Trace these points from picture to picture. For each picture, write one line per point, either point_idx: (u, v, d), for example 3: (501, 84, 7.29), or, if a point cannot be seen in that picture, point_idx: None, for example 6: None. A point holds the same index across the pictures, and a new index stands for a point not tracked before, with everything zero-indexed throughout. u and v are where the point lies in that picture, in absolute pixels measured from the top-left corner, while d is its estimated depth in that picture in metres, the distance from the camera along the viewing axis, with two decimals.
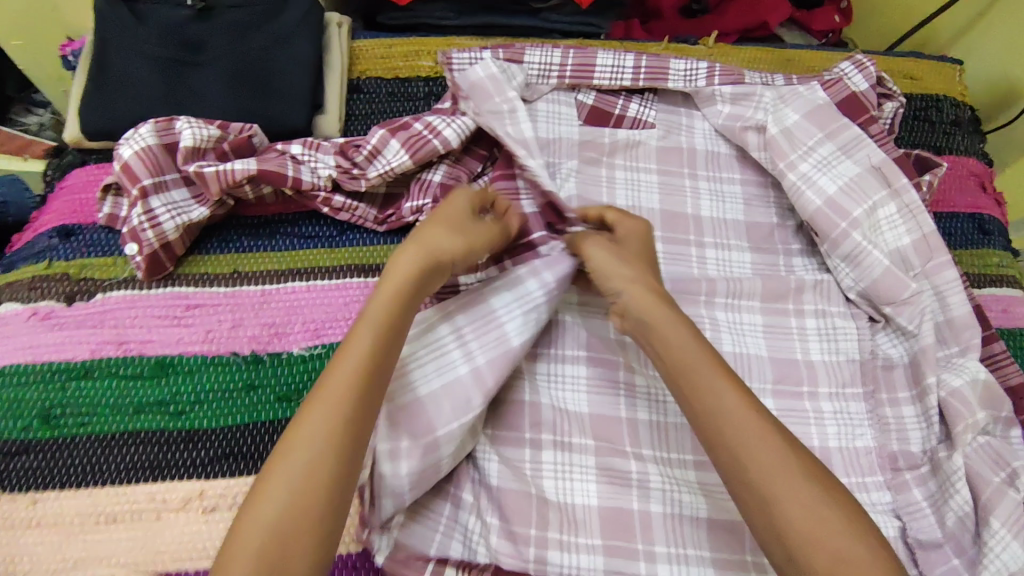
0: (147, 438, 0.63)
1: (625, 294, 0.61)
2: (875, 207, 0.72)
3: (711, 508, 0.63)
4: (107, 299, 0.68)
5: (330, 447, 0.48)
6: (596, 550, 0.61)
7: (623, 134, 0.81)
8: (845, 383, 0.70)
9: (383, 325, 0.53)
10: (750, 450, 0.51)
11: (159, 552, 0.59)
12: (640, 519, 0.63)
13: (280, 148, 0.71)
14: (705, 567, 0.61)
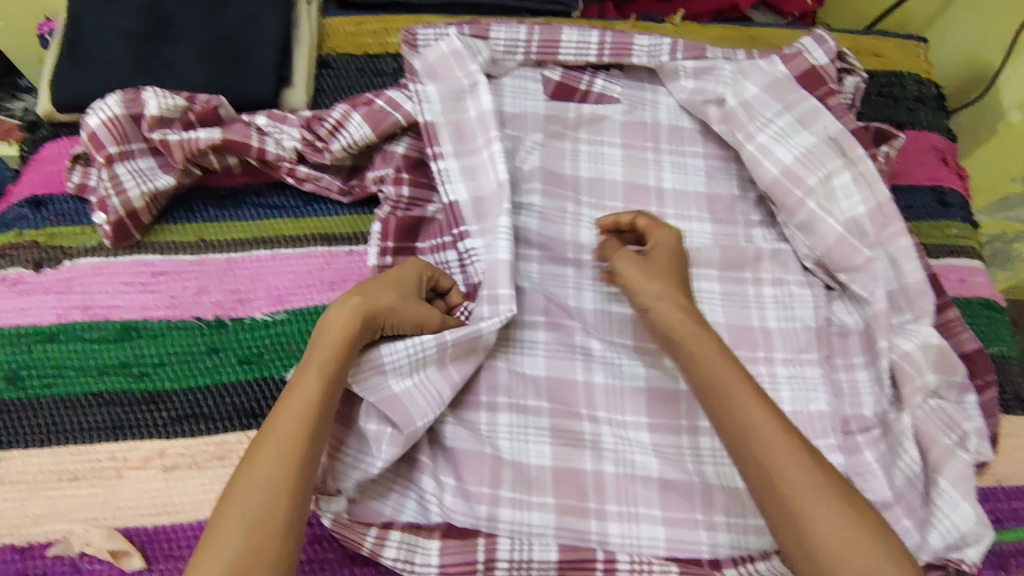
0: (111, 400, 0.64)
1: (655, 305, 0.62)
2: (831, 175, 0.74)
3: (663, 467, 0.65)
4: (74, 266, 0.69)
5: (279, 492, 0.49)
6: (548, 508, 0.62)
7: (587, 109, 0.83)
8: (801, 350, 0.72)
9: (330, 368, 0.54)
10: (781, 471, 0.52)
11: (118, 508, 0.60)
12: (593, 480, 0.64)
13: (245, 118, 0.72)
14: (656, 525, 0.63)
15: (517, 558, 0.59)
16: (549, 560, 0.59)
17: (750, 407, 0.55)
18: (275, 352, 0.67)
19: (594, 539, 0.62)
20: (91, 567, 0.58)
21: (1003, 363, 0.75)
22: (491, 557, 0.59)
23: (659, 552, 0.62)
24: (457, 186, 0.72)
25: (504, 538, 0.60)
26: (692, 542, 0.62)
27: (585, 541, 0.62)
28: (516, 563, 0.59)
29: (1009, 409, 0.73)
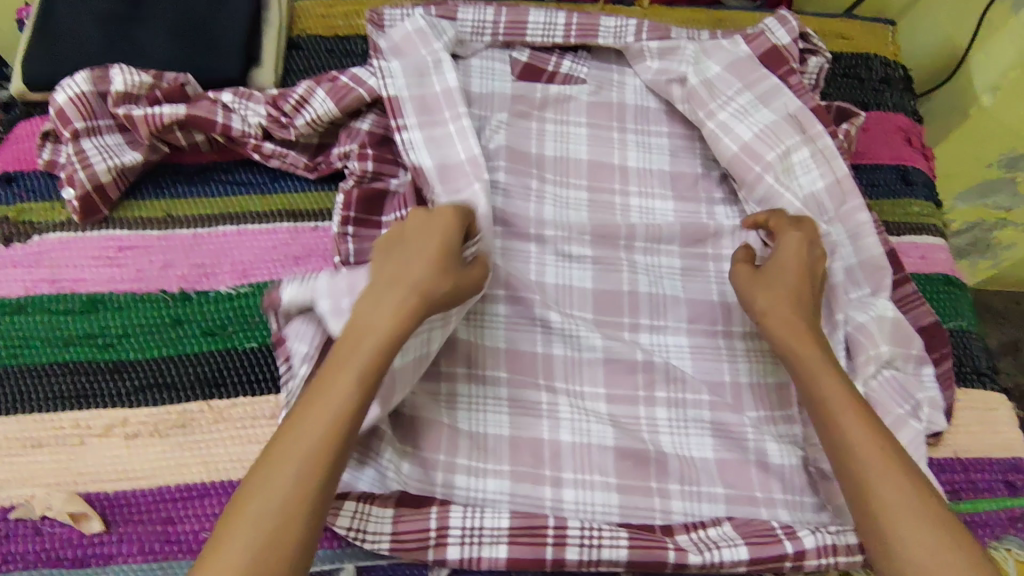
0: (76, 370, 0.65)
1: (768, 313, 0.63)
2: (789, 151, 0.75)
3: (618, 436, 0.66)
4: (42, 240, 0.71)
5: (313, 473, 0.48)
6: (503, 475, 0.63)
7: (554, 89, 0.83)
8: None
9: (381, 352, 0.53)
10: (874, 477, 0.53)
11: (80, 474, 0.61)
12: (549, 448, 0.65)
13: (211, 95, 0.74)
14: (610, 493, 0.64)
15: (467, 527, 0.60)
16: (500, 527, 0.60)
17: (846, 415, 0.56)
18: (238, 325, 0.68)
19: (549, 506, 0.63)
20: (51, 529, 0.59)
21: (962, 337, 0.76)
22: (443, 527, 0.60)
23: (612, 517, 0.63)
24: (421, 155, 0.72)
25: (457, 507, 0.61)
26: (646, 508, 0.63)
27: (539, 507, 0.63)
28: (468, 532, 0.59)
29: (969, 382, 0.74)
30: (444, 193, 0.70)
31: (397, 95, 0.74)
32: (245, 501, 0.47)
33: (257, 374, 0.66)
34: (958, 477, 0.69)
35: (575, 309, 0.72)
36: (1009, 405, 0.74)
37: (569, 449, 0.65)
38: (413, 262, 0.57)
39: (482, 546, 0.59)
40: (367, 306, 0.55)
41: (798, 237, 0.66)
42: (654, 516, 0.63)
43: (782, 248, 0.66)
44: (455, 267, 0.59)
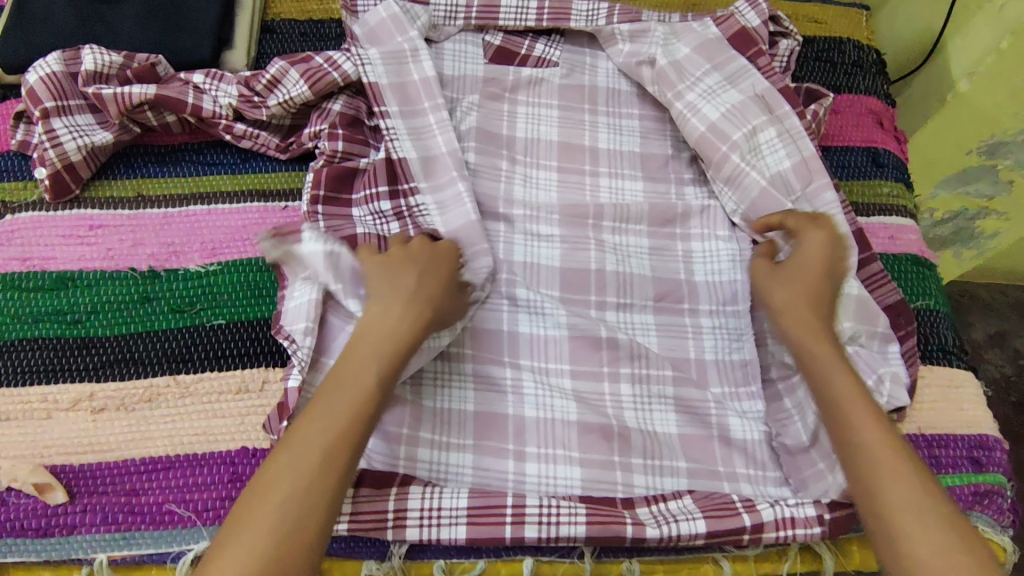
0: (45, 345, 0.66)
1: (791, 310, 0.63)
2: (756, 131, 0.76)
3: (581, 411, 0.66)
4: (14, 219, 0.71)
5: (322, 472, 0.49)
6: (466, 449, 0.64)
7: (526, 71, 0.84)
8: (728, 298, 0.73)
9: (385, 360, 0.55)
10: (882, 471, 0.52)
11: (46, 446, 0.62)
12: (513, 423, 0.65)
13: (183, 77, 0.75)
14: (573, 466, 0.64)
15: (426, 508, 0.60)
16: (458, 508, 0.60)
17: (858, 412, 0.55)
18: (207, 302, 0.69)
19: (511, 479, 0.63)
20: (18, 500, 0.59)
21: (929, 316, 0.76)
22: (401, 508, 0.60)
23: (574, 491, 0.63)
24: (403, 145, 0.73)
25: (416, 487, 0.61)
26: (607, 480, 0.64)
27: (502, 482, 0.63)
28: (426, 513, 0.60)
29: (934, 360, 0.74)
30: (429, 185, 0.72)
31: (377, 82, 0.74)
32: (256, 512, 0.47)
33: (225, 350, 0.67)
34: (922, 455, 0.69)
35: (541, 287, 0.72)
36: (975, 382, 0.74)
37: (534, 424, 0.66)
38: (414, 282, 0.60)
39: (441, 527, 0.60)
40: (381, 318, 0.57)
41: (822, 239, 0.66)
42: (616, 489, 0.63)
43: (806, 248, 0.66)
44: (452, 291, 0.63)
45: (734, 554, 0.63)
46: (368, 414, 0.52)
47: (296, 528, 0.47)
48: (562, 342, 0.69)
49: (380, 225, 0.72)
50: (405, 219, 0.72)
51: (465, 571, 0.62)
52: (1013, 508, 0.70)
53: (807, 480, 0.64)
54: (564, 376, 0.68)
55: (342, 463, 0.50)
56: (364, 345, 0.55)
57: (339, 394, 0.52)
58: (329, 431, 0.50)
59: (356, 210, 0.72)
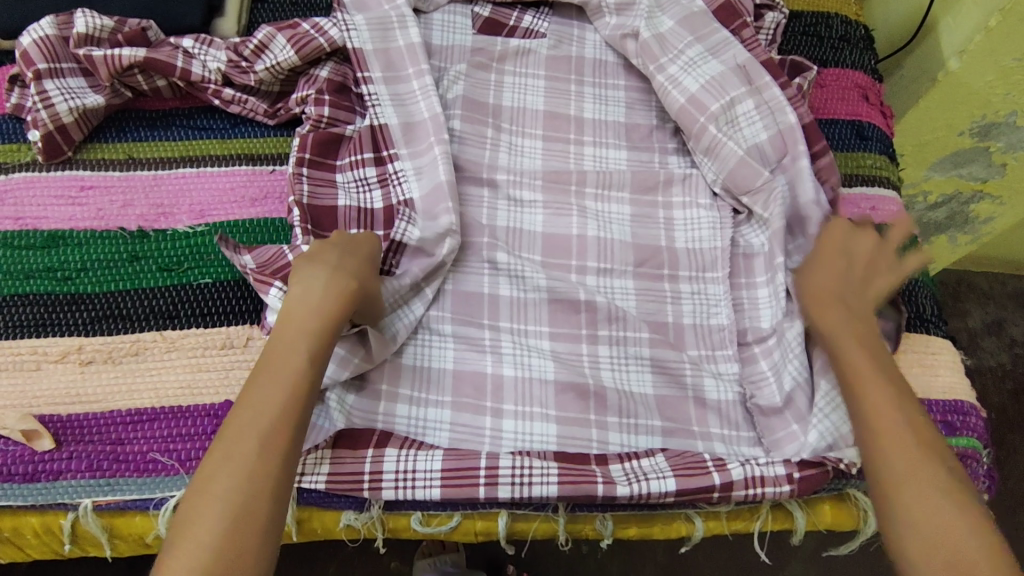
0: (36, 300, 0.67)
1: (823, 286, 0.62)
2: (734, 102, 0.76)
3: (559, 371, 0.67)
4: (8, 179, 0.73)
5: (272, 447, 0.49)
6: (444, 405, 0.65)
7: (514, 42, 0.85)
8: (707, 266, 0.74)
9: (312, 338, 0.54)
10: (887, 443, 0.51)
11: (35, 397, 0.63)
12: (492, 381, 0.67)
13: (172, 42, 0.76)
14: (549, 424, 0.65)
15: (401, 470, 0.61)
16: (432, 470, 0.61)
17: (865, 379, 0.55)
18: (194, 261, 0.70)
19: (489, 434, 0.64)
20: (6, 447, 0.61)
21: (908, 286, 0.77)
22: (377, 467, 0.61)
23: (550, 447, 0.64)
24: (385, 111, 0.75)
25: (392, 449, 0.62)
26: (582, 437, 0.65)
27: (479, 441, 0.64)
28: (401, 474, 0.61)
29: (912, 327, 0.75)
30: (409, 152, 0.73)
31: (361, 48, 0.76)
32: (195, 514, 0.46)
33: (212, 308, 0.68)
34: None
35: (524, 251, 0.73)
36: (953, 350, 0.75)
37: (511, 384, 0.67)
38: (339, 255, 0.60)
39: (415, 489, 0.60)
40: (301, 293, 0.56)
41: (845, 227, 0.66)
42: (591, 448, 0.64)
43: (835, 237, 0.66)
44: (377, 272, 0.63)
45: (707, 511, 0.64)
46: (294, 392, 0.51)
47: (248, 503, 0.46)
48: (542, 305, 0.71)
49: (363, 191, 0.73)
50: (388, 184, 0.73)
51: (441, 523, 0.63)
52: (988, 474, 0.70)
53: (780, 439, 0.65)
54: (543, 338, 0.69)
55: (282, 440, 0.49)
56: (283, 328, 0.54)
57: (270, 376, 0.51)
58: (262, 414, 0.50)
59: (340, 175, 0.73)
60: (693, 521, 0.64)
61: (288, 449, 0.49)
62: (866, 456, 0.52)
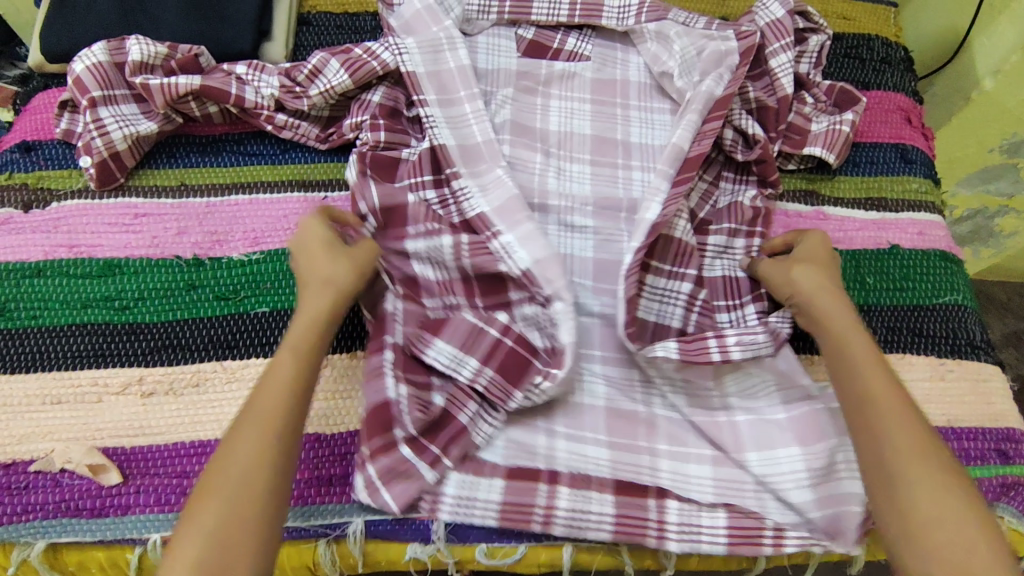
0: (92, 331, 0.67)
1: (804, 291, 0.65)
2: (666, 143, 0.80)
3: (607, 394, 0.68)
4: (61, 206, 0.73)
5: (264, 443, 0.51)
6: (497, 423, 0.65)
7: (559, 66, 0.85)
8: (760, 341, 0.66)
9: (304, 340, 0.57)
10: (883, 419, 0.54)
11: (97, 429, 0.63)
12: (543, 402, 0.67)
13: (225, 68, 0.76)
14: (601, 447, 0.65)
15: (462, 496, 0.62)
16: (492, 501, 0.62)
17: (870, 365, 0.57)
18: (250, 290, 0.70)
19: (540, 451, 0.65)
20: (72, 481, 0.61)
21: (958, 311, 0.77)
22: (436, 490, 0.62)
23: (604, 470, 0.64)
24: (442, 132, 0.73)
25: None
26: (634, 462, 0.65)
27: (532, 458, 0.64)
28: (460, 501, 0.62)
29: (962, 354, 0.75)
30: (468, 171, 0.72)
31: (414, 71, 0.75)
32: (198, 514, 0.48)
33: (269, 338, 0.68)
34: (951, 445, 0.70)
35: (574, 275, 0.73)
36: (1001, 377, 0.75)
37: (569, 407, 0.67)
38: (306, 258, 0.63)
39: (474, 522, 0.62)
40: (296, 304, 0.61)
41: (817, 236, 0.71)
42: (642, 472, 0.64)
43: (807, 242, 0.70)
44: (349, 251, 0.63)
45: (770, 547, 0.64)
46: (291, 382, 0.54)
47: (246, 499, 0.48)
48: (596, 335, 0.70)
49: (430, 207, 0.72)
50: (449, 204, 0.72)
51: (506, 555, 0.63)
52: None
53: (830, 497, 0.62)
54: (594, 365, 0.69)
55: (276, 432, 0.51)
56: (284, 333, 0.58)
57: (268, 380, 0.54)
58: (261, 409, 0.52)
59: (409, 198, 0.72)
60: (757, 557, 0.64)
61: (281, 445, 0.51)
62: (864, 427, 0.55)
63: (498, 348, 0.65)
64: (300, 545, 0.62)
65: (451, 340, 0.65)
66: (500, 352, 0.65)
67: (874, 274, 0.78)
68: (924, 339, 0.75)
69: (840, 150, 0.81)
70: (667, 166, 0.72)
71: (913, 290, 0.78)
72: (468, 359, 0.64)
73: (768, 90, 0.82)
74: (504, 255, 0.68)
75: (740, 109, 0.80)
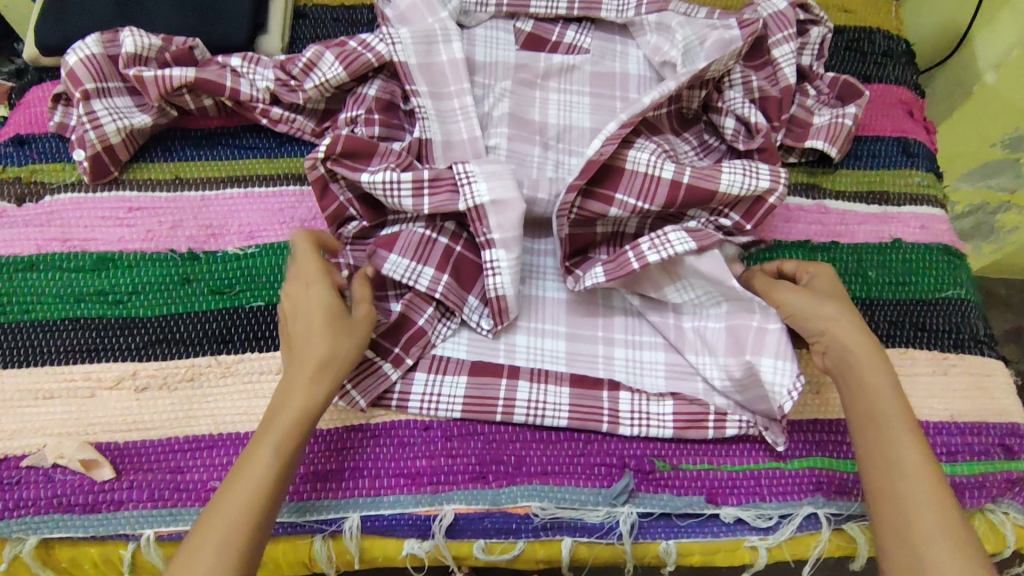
0: (85, 324, 0.67)
1: (827, 333, 0.61)
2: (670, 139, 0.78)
3: (568, 364, 0.68)
4: (54, 199, 0.72)
5: (239, 541, 0.50)
6: (460, 385, 0.66)
7: (557, 58, 0.83)
8: (673, 242, 0.65)
9: (291, 436, 0.55)
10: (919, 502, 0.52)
11: (91, 423, 0.63)
12: (507, 370, 0.67)
13: (220, 60, 0.75)
14: (559, 340, 0.69)
15: (428, 392, 0.66)
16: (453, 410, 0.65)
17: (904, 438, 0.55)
18: (245, 284, 0.69)
19: (503, 348, 0.69)
20: (64, 477, 0.60)
21: (961, 305, 0.76)
22: (407, 387, 0.66)
23: (561, 423, 0.65)
24: (430, 126, 0.73)
25: (457, 491, 0.63)
26: (589, 353, 0.69)
27: (494, 353, 0.68)
28: (427, 396, 0.66)
29: (966, 348, 0.74)
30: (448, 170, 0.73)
31: (406, 62, 0.74)
32: None
33: (263, 332, 0.67)
34: (954, 440, 0.69)
35: (546, 240, 0.75)
36: (1005, 371, 0.74)
37: (529, 300, 0.71)
38: (301, 324, 0.60)
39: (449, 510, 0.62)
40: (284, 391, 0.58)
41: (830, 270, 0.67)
42: (598, 364, 0.68)
43: (817, 277, 0.66)
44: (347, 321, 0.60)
45: (771, 541, 0.64)
46: (263, 501, 0.52)
47: None
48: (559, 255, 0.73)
49: (391, 195, 0.67)
50: (422, 192, 0.67)
51: (504, 551, 0.63)
52: None
53: (752, 397, 0.65)
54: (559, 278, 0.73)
55: (252, 529, 0.51)
56: (269, 422, 0.56)
57: (250, 472, 0.53)
58: (236, 510, 0.51)
59: (364, 175, 0.67)
60: (757, 552, 0.64)
61: (255, 541, 0.51)
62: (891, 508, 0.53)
63: (450, 256, 0.68)
64: (295, 541, 0.62)
65: (404, 253, 0.67)
66: (453, 260, 0.68)
67: (876, 269, 0.77)
68: (926, 334, 0.74)
69: (843, 143, 0.80)
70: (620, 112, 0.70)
71: (916, 285, 0.77)
72: (425, 269, 0.67)
73: (771, 80, 0.81)
74: (464, 181, 0.66)
75: (742, 98, 0.79)
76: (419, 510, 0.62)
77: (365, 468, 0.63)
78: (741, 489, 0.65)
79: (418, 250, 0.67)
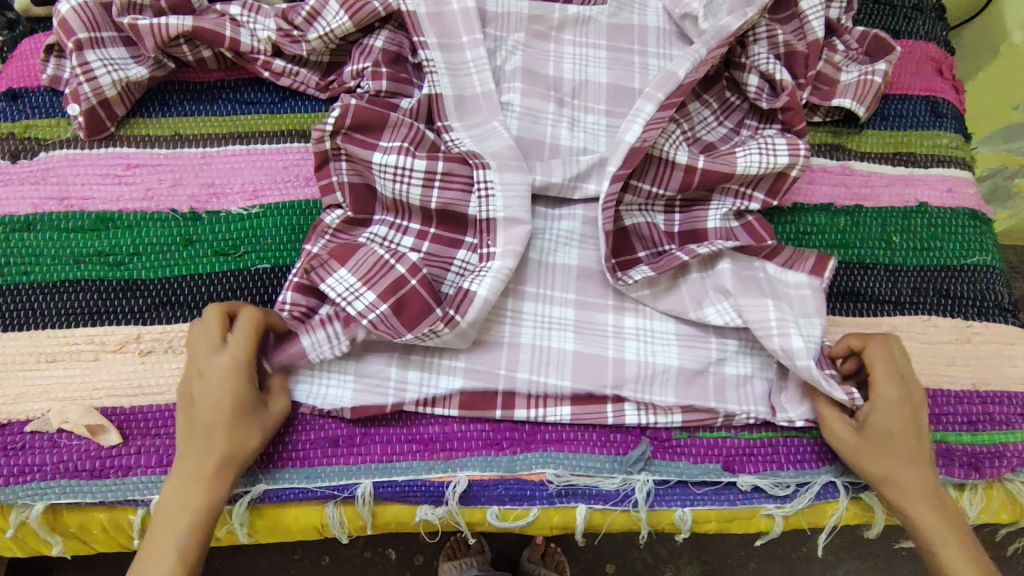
0: (85, 287, 0.65)
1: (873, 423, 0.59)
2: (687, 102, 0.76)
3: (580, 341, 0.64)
4: (49, 156, 0.69)
5: None
6: (456, 371, 0.63)
7: (573, 9, 0.78)
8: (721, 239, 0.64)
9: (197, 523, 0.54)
10: None
11: (97, 387, 0.61)
12: (507, 348, 0.63)
13: (218, 8, 0.71)
14: (567, 307, 0.65)
15: (422, 381, 0.62)
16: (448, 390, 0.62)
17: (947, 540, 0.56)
18: (250, 245, 0.67)
19: (509, 314, 0.65)
20: (71, 442, 0.59)
21: (986, 272, 0.74)
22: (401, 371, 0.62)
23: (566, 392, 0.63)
24: (440, 80, 0.69)
25: (470, 457, 0.62)
26: (598, 324, 0.65)
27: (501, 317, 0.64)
28: (420, 387, 0.62)
29: (991, 317, 0.72)
30: (463, 124, 0.68)
31: (415, 11, 0.70)
32: None
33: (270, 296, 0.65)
34: (976, 409, 0.68)
35: (562, 208, 0.69)
36: None
37: (537, 265, 0.66)
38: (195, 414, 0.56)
39: (459, 479, 0.61)
40: (180, 482, 0.54)
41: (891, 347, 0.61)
42: (606, 338, 0.64)
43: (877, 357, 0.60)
44: (250, 408, 0.56)
45: (788, 508, 0.63)
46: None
47: None
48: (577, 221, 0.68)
49: (400, 181, 0.64)
50: (433, 184, 0.64)
51: (517, 517, 0.62)
52: None
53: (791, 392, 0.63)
54: (572, 244, 0.68)
55: None
56: (172, 508, 0.54)
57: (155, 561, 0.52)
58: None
59: (376, 155, 0.64)
60: (773, 518, 0.63)
61: None
62: None
63: (401, 287, 0.59)
64: (305, 507, 0.61)
65: (354, 271, 0.60)
66: (400, 292, 0.59)
67: (900, 233, 0.75)
68: (949, 301, 0.73)
69: (871, 102, 0.77)
70: (656, 90, 0.66)
71: (940, 251, 0.74)
72: (366, 291, 0.59)
73: (798, 34, 0.77)
74: (484, 192, 0.64)
75: (767, 53, 0.75)
76: (432, 477, 0.61)
77: (376, 433, 0.62)
78: (757, 457, 0.64)
79: (366, 275, 0.60)
